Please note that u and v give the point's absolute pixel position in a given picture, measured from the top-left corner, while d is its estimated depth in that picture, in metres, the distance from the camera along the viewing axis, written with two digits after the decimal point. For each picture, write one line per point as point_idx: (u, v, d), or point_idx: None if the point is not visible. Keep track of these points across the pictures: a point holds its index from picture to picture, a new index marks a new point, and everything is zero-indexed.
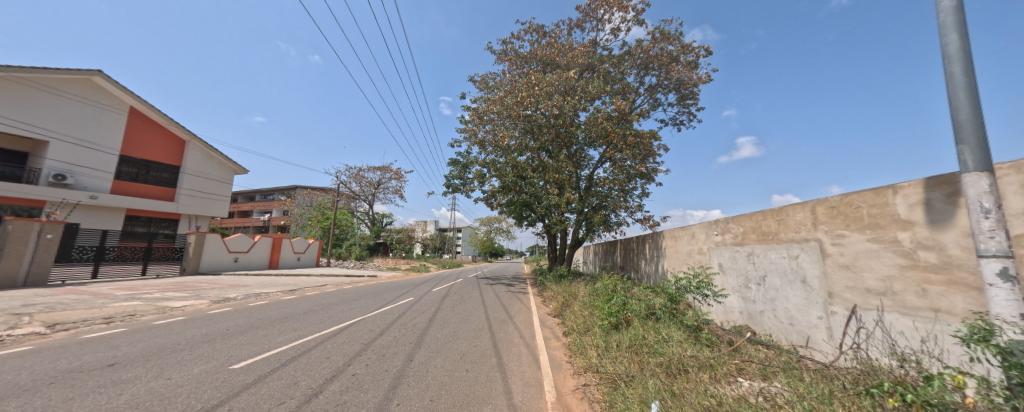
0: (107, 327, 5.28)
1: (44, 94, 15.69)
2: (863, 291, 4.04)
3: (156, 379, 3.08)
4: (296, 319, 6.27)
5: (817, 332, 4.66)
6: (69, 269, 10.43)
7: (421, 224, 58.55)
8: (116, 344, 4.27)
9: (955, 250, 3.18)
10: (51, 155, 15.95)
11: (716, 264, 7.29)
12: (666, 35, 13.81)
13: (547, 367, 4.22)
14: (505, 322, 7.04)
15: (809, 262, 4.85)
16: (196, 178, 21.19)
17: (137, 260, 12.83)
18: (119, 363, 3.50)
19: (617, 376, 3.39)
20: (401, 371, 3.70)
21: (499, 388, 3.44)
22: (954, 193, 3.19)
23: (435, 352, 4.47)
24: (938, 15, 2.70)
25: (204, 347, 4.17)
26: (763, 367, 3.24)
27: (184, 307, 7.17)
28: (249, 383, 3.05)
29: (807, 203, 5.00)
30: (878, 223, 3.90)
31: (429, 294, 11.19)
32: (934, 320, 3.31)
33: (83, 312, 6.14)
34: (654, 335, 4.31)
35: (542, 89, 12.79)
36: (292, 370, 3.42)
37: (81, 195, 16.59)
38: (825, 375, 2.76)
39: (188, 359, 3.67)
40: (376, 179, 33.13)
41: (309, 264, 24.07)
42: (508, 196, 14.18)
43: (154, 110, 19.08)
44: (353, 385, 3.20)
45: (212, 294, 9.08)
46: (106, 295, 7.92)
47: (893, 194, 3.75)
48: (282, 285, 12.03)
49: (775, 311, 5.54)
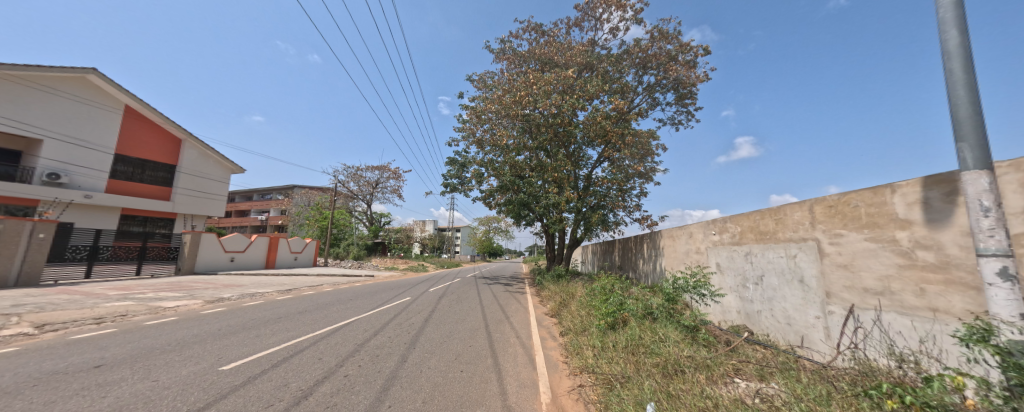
0: (97, 327, 5.22)
1: (38, 93, 15.57)
2: (860, 291, 4.01)
3: (143, 381, 3.03)
4: (291, 319, 6.20)
5: (814, 332, 4.63)
6: (62, 268, 10.32)
7: (420, 223, 58.51)
8: (105, 345, 4.21)
9: (954, 249, 3.15)
10: (45, 154, 15.82)
11: (714, 264, 7.26)
12: (664, 34, 13.80)
13: (543, 367, 4.19)
14: (501, 322, 7.00)
15: (807, 261, 4.82)
16: (192, 177, 21.05)
17: (131, 259, 12.73)
18: (106, 365, 3.44)
19: (613, 377, 3.35)
20: (394, 372, 3.65)
21: (494, 389, 3.40)
22: (953, 192, 3.16)
23: (430, 353, 4.41)
24: (938, 11, 2.65)
25: (194, 348, 4.12)
26: (760, 367, 3.21)
27: (177, 307, 7.09)
28: (238, 385, 2.99)
29: (805, 202, 4.98)
30: (876, 222, 3.87)
31: (426, 294, 11.14)
32: (932, 320, 3.29)
33: (73, 313, 6.05)
34: (651, 335, 4.27)
35: (540, 87, 12.75)
36: (282, 372, 3.36)
37: (75, 195, 16.42)
38: (823, 375, 2.72)
39: (177, 360, 3.62)
40: (374, 179, 33.05)
41: (306, 264, 23.97)
42: (506, 195, 14.16)
43: (149, 108, 18.90)
44: (344, 387, 3.15)
45: (207, 294, 9.00)
46: (97, 295, 7.83)
47: (891, 193, 3.72)
48: (278, 285, 11.96)
49: (772, 311, 5.51)
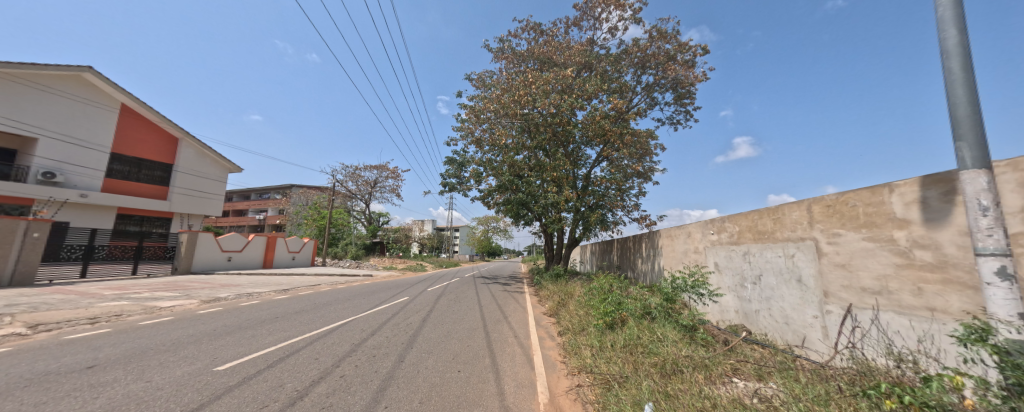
0: (91, 328, 5.17)
1: (33, 91, 15.45)
2: (858, 291, 4.02)
3: (136, 382, 2.99)
4: (288, 319, 6.16)
5: (812, 332, 4.64)
6: (57, 268, 10.24)
7: (419, 223, 58.45)
8: (98, 345, 4.16)
9: (951, 248, 3.16)
10: (40, 153, 15.69)
11: (712, 263, 7.26)
12: (663, 34, 13.79)
13: (541, 367, 4.17)
14: (500, 321, 6.99)
15: (805, 261, 4.82)
16: (189, 177, 20.93)
17: (127, 259, 12.65)
18: (99, 365, 3.41)
19: (611, 377, 3.34)
20: (391, 372, 3.62)
21: (492, 389, 3.38)
22: (950, 191, 3.16)
23: (427, 353, 4.39)
24: (937, 10, 2.65)
25: (189, 348, 4.08)
26: (758, 367, 3.20)
27: (173, 307, 7.04)
28: (232, 386, 2.96)
29: (803, 201, 4.98)
30: (874, 221, 3.87)
31: (424, 294, 11.13)
32: (929, 319, 3.29)
33: (67, 313, 5.99)
34: (649, 334, 4.26)
35: (539, 87, 12.74)
36: (278, 372, 3.33)
37: (70, 194, 16.30)
38: (821, 375, 2.71)
39: (171, 361, 3.58)
40: (373, 179, 32.96)
41: (304, 264, 23.89)
42: (505, 194, 14.15)
43: (146, 107, 18.76)
44: (340, 388, 3.12)
45: (203, 294, 8.95)
46: (92, 295, 7.77)
47: (889, 193, 3.71)
48: (276, 285, 11.93)
49: (770, 310, 5.51)
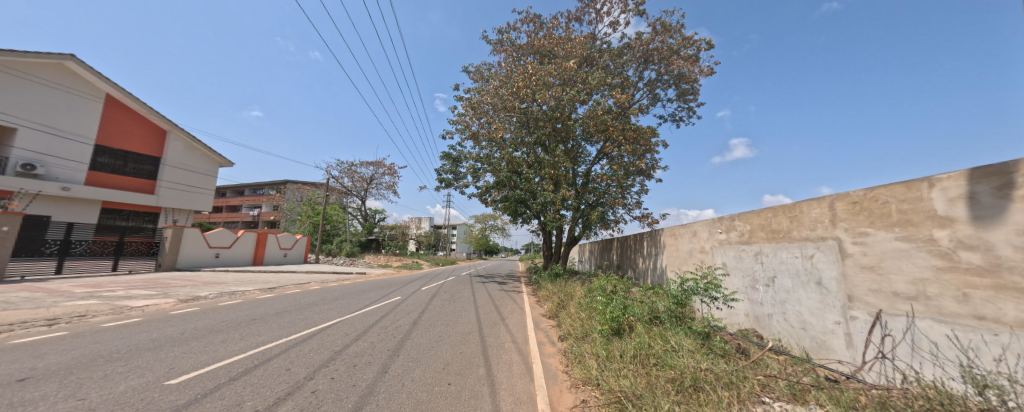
0: (46, 330, 4.68)
1: (11, 79, 14.80)
2: (889, 295, 3.60)
3: (66, 400, 2.54)
4: (267, 321, 5.71)
5: (833, 339, 4.25)
6: (32, 264, 9.73)
7: (416, 221, 56.82)
8: (43, 352, 3.68)
9: (1006, 250, 2.73)
10: (20, 144, 15.08)
11: (721, 264, 6.84)
12: (667, 27, 13.40)
13: (541, 378, 3.77)
14: (496, 324, 6.63)
15: (826, 262, 4.42)
16: (176, 171, 20.29)
17: (108, 255, 12.14)
18: (32, 378, 2.95)
19: (623, 395, 2.89)
20: (371, 386, 3.19)
21: (485, 407, 2.93)
22: (1006, 185, 2.73)
23: (415, 362, 3.97)
24: None
25: (144, 356, 3.62)
26: (791, 383, 2.80)
27: (145, 307, 6.56)
28: (182, 405, 2.53)
29: (825, 198, 4.56)
30: (909, 219, 3.45)
31: (418, 293, 10.66)
32: (977, 329, 2.88)
33: (26, 313, 5.52)
34: (661, 343, 3.84)
35: (540, 79, 12.26)
36: (240, 386, 2.92)
37: (53, 186, 15.66)
38: (878, 399, 2.32)
39: (118, 372, 3.13)
40: (369, 175, 32.40)
41: (297, 261, 23.52)
42: (502, 192, 13.63)
43: (131, 98, 18.17)
44: (309, 406, 2.68)
45: (182, 292, 8.42)
46: (59, 293, 7.23)
47: (929, 187, 3.30)
48: (262, 283, 11.38)
49: (785, 314, 5.11)
